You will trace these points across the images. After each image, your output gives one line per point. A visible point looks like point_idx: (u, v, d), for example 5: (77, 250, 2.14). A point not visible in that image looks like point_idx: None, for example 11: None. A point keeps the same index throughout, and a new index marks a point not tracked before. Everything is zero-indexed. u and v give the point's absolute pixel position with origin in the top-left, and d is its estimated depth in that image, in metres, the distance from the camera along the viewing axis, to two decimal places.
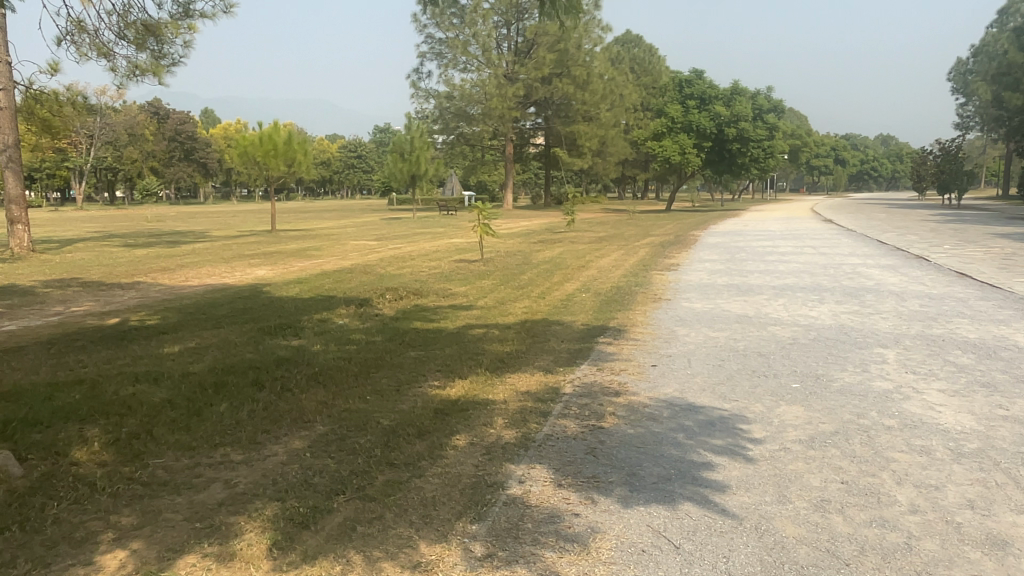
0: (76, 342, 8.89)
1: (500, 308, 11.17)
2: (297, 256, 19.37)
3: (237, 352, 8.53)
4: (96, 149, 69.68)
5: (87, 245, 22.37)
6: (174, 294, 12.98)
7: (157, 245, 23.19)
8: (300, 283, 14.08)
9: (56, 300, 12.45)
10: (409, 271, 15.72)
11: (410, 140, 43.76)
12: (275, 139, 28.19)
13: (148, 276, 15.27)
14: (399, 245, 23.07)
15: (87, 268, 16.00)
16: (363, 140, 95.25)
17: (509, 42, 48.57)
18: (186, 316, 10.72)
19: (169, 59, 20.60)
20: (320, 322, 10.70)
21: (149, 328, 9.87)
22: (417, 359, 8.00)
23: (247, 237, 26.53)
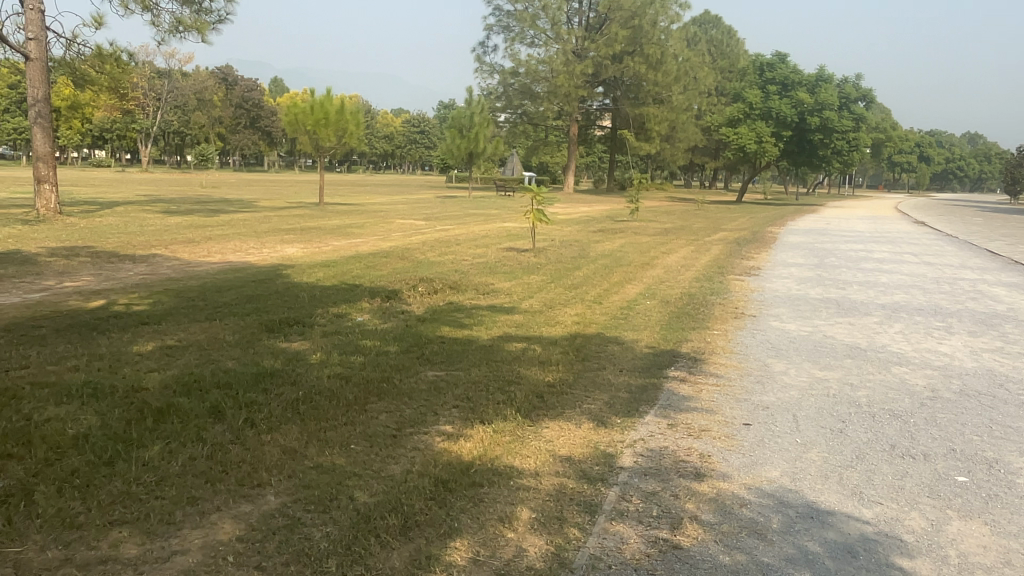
0: (36, 329, 7.35)
1: (548, 314, 9.32)
2: (335, 234, 17.81)
3: (217, 358, 6.87)
4: (162, 112, 69.99)
5: (124, 209, 21.26)
6: (185, 272, 11.48)
7: (197, 212, 21.97)
8: (326, 267, 12.44)
9: (56, 269, 11.10)
10: (450, 259, 13.96)
11: (469, 115, 42.05)
12: (327, 108, 26.79)
13: (166, 249, 13.80)
14: (447, 227, 21.36)
15: (107, 236, 14.66)
16: (426, 115, 93.90)
17: (580, 17, 46.23)
18: (182, 302, 9.15)
19: (214, 15, 19.41)
20: (335, 319, 9.05)
21: (131, 316, 8.30)
22: (434, 383, 6.25)
23: (291, 208, 25.17)
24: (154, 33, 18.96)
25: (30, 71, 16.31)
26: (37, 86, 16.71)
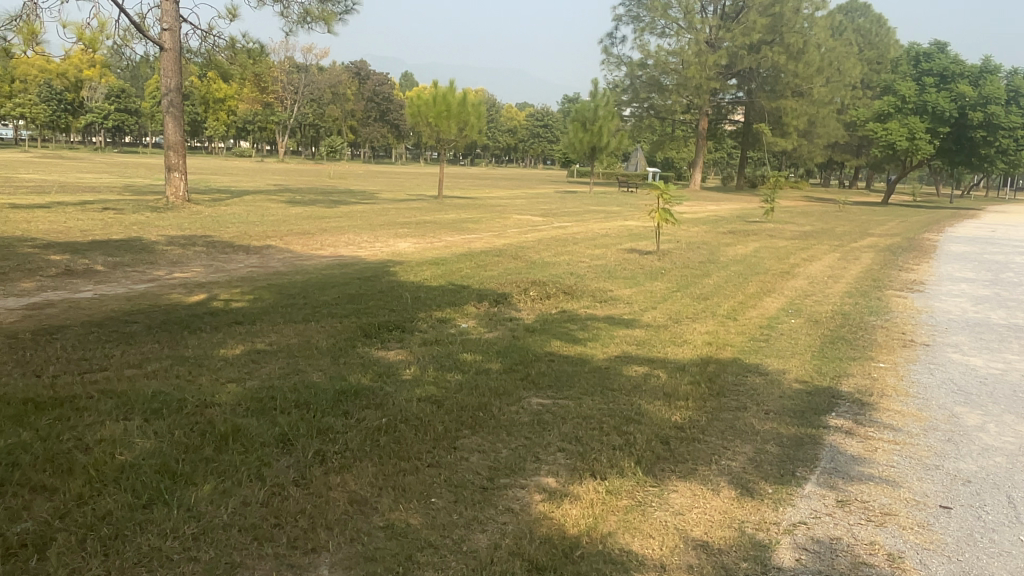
0: (128, 327, 6.95)
1: (675, 331, 8.14)
2: (450, 229, 17.22)
3: (303, 369, 6.18)
4: (299, 105, 73.16)
5: (251, 199, 21.67)
6: (294, 265, 11.11)
7: (319, 203, 22.09)
8: (435, 264, 11.75)
9: (170, 258, 10.97)
10: (566, 260, 12.96)
11: (593, 108, 40.81)
12: (449, 99, 26.42)
13: (281, 240, 13.59)
14: (566, 224, 20.34)
15: (226, 226, 14.68)
16: (550, 109, 93.18)
17: (715, 6, 43.89)
18: (282, 299, 8.64)
19: (341, 6, 19.39)
20: (437, 325, 8.26)
21: (228, 313, 7.81)
22: (540, 415, 5.28)
23: (410, 201, 24.97)
24: (284, 24, 19.17)
25: (164, 61, 16.89)
26: (170, 76, 17.28)
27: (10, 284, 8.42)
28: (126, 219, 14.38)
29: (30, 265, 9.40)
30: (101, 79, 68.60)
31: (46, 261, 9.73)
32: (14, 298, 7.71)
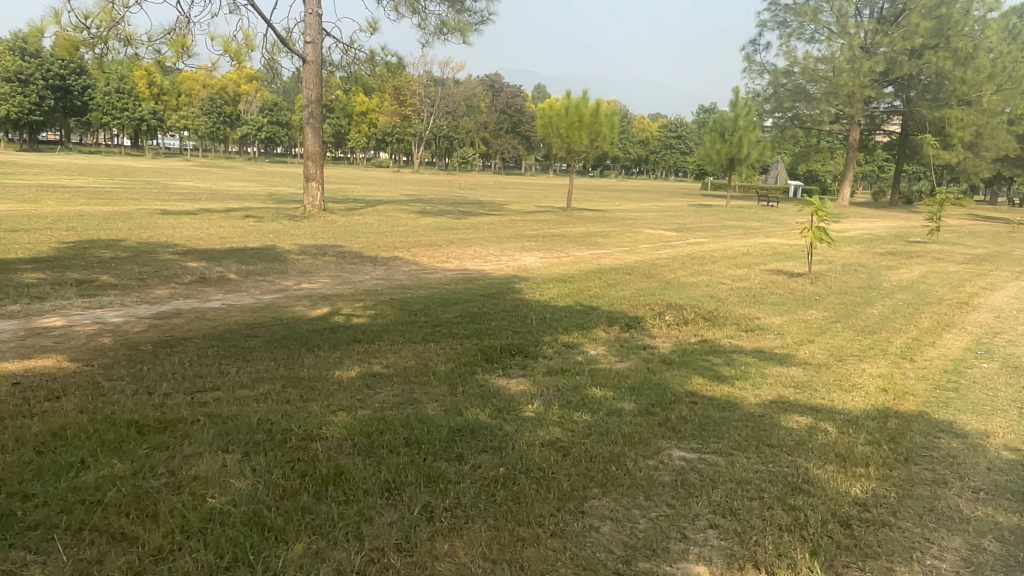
0: (248, 341, 6.70)
1: (839, 372, 7.00)
2: (579, 243, 16.50)
3: (420, 396, 5.64)
4: (436, 117, 74.92)
5: (383, 208, 21.95)
6: (419, 278, 10.78)
7: (448, 213, 22.03)
8: (563, 281, 11.06)
9: (299, 266, 10.94)
10: (705, 281, 11.90)
11: (733, 118, 39.00)
12: (582, 109, 25.78)
13: (408, 252, 13.39)
14: (702, 240, 19.09)
15: (357, 235, 14.70)
16: (684, 119, 90.55)
17: (871, 9, 40.88)
18: (404, 315, 8.22)
19: (477, 16, 19.26)
20: (564, 352, 7.53)
21: (347, 329, 7.43)
22: (684, 475, 4.45)
23: (538, 213, 24.49)
24: (422, 36, 19.26)
25: (306, 73, 17.36)
26: (312, 88, 17.72)
27: (145, 291, 8.53)
28: (264, 227, 14.72)
29: (167, 272, 9.56)
30: (257, 93, 73.47)
31: (183, 268, 9.89)
32: (147, 307, 7.75)
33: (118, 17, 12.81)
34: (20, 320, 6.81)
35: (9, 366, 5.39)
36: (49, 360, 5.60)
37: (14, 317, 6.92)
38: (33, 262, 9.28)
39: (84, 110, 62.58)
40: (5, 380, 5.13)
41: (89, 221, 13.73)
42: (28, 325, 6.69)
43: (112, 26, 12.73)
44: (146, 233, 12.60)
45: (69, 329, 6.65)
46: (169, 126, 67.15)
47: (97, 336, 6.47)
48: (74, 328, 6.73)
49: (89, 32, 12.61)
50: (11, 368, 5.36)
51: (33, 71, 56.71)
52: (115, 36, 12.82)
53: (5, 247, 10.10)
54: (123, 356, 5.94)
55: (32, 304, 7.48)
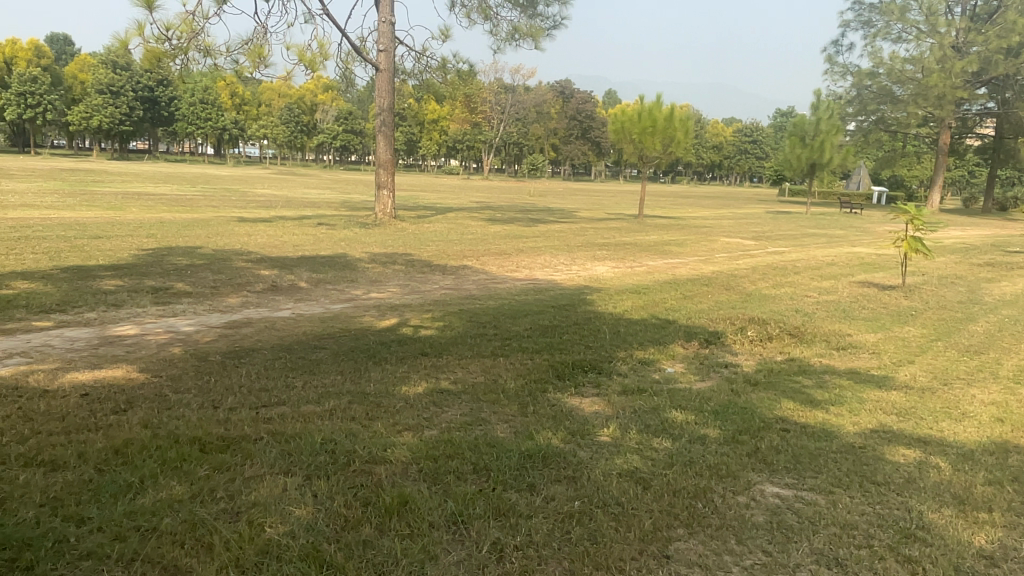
0: (314, 353, 6.54)
1: (946, 398, 6.35)
2: (652, 252, 15.95)
3: (489, 415, 5.34)
4: (505, 124, 75.09)
5: (453, 216, 21.89)
6: (488, 287, 10.53)
7: (518, 221, 21.79)
8: (637, 293, 10.60)
9: (369, 275, 10.85)
10: (789, 294, 11.24)
11: (815, 122, 37.68)
12: (655, 114, 25.19)
13: (478, 260, 13.18)
14: (783, 250, 18.23)
15: (426, 243, 14.58)
16: (761, 123, 87.94)
17: (964, 6, 38.69)
18: (472, 327, 7.95)
19: (549, 21, 19.01)
20: (639, 369, 7.11)
21: (415, 341, 7.21)
22: (780, 515, 4.01)
23: (610, 220, 24.00)
24: (493, 43, 19.13)
25: (378, 81, 17.46)
26: (384, 96, 17.80)
27: (218, 299, 8.57)
28: (336, 235, 14.79)
29: (239, 280, 9.61)
30: (333, 102, 75.37)
31: (256, 276, 9.93)
32: (218, 315, 7.75)
33: (198, 28, 13.13)
34: (94, 328, 6.87)
35: (81, 377, 5.38)
36: (118, 371, 5.57)
37: (90, 325, 7.00)
38: (113, 269, 9.49)
39: (171, 120, 65.91)
40: (75, 391, 5.11)
41: (170, 228, 14.09)
42: (102, 333, 6.75)
43: (192, 37, 13.04)
44: (222, 240, 12.81)
45: (141, 338, 6.67)
46: (249, 134, 69.75)
47: (167, 345, 6.44)
48: (147, 337, 6.74)
49: (171, 43, 12.95)
50: (82, 379, 5.35)
51: (125, 83, 60.46)
52: (194, 47, 13.14)
53: (89, 253, 10.39)
54: (191, 367, 5.87)
55: (108, 311, 7.57)
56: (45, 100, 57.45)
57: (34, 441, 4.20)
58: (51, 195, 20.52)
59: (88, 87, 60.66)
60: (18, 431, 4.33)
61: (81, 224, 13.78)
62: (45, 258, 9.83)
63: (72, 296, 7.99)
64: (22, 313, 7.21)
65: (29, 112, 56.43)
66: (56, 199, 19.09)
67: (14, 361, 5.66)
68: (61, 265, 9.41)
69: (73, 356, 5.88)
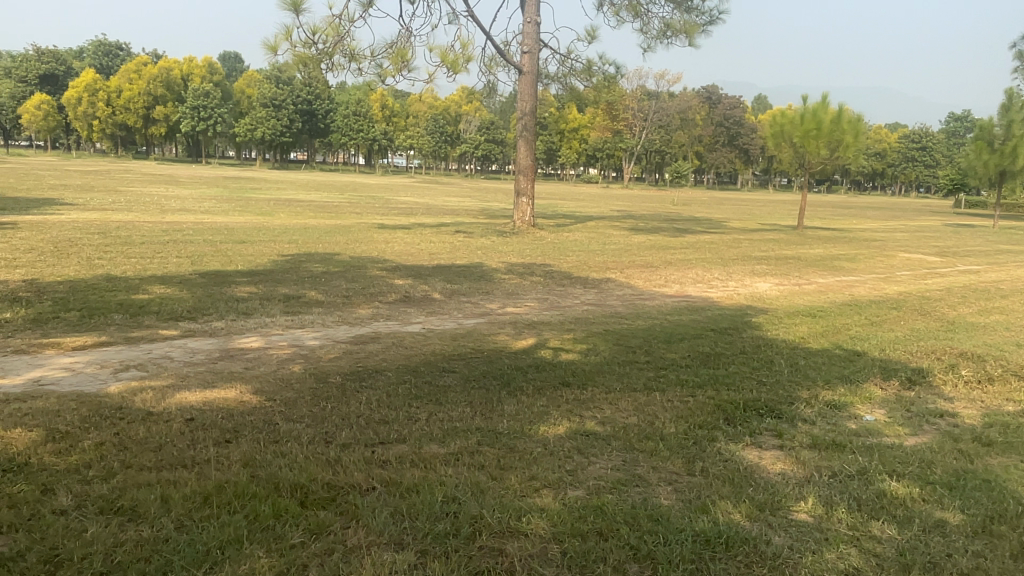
0: (442, 377, 5.71)
1: None
2: (820, 268, 14.13)
3: (649, 471, 4.26)
4: (648, 131, 70.72)
5: (595, 225, 20.83)
6: (637, 304, 9.42)
7: (664, 230, 20.41)
8: (811, 317, 9.11)
9: (506, 286, 10.05)
10: (1003, 324, 9.31)
11: (1006, 124, 33.30)
12: (820, 116, 22.97)
13: (623, 272, 12.06)
14: (978, 268, 15.69)
15: (567, 253, 13.63)
16: (931, 128, 80.18)
17: None
18: (621, 352, 6.86)
19: (705, 16, 17.61)
20: (829, 417, 5.78)
21: (556, 367, 6.21)
22: None
23: (765, 232, 22.01)
24: (643, 41, 17.97)
25: (521, 85, 16.80)
26: (527, 99, 17.12)
27: (348, 310, 8.04)
28: (473, 243, 14.19)
29: (371, 290, 9.08)
30: (476, 112, 76.36)
31: (389, 286, 9.36)
32: (346, 328, 7.18)
33: (344, 32, 12.96)
34: (217, 340, 6.43)
35: (190, 398, 4.84)
36: (230, 391, 4.98)
37: (215, 335, 6.58)
38: (249, 275, 9.26)
39: (326, 131, 69.66)
40: (180, 414, 4.55)
41: (312, 234, 14.05)
42: (224, 345, 6.29)
43: (338, 41, 12.89)
44: (359, 247, 12.50)
45: (262, 352, 6.12)
46: (396, 145, 72.01)
47: (286, 362, 5.83)
48: (268, 350, 6.19)
49: (317, 47, 12.86)
50: (190, 400, 4.80)
51: (286, 97, 64.84)
52: (340, 51, 12.98)
53: (229, 258, 10.30)
54: (307, 389, 5.19)
55: (235, 320, 7.18)
56: (217, 113, 61.81)
57: (121, 480, 3.63)
58: (210, 200, 21.51)
59: (255, 100, 66.23)
60: (107, 466, 3.80)
61: (230, 229, 14.03)
62: (188, 262, 9.80)
63: (204, 303, 7.72)
64: (151, 320, 6.95)
65: (202, 124, 61.47)
66: (213, 204, 19.93)
67: (129, 376, 5.23)
68: (200, 270, 9.30)
69: (188, 372, 5.38)
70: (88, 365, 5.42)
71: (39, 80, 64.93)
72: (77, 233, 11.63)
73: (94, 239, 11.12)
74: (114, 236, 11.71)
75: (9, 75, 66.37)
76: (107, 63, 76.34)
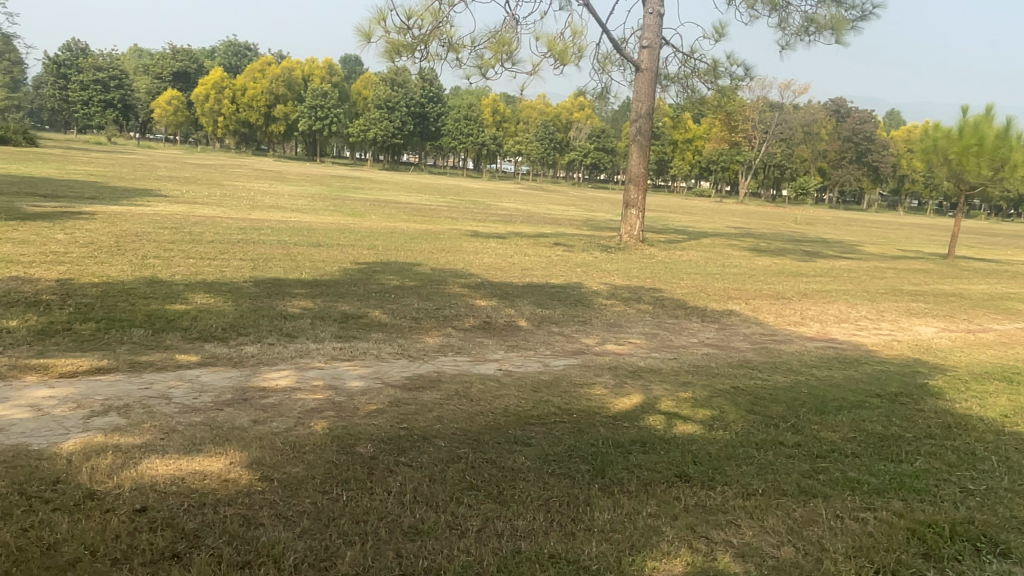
0: (511, 452, 4.13)
1: None
2: (993, 310, 11.63)
3: None
4: (768, 144, 66.25)
5: (711, 243, 18.76)
6: (771, 348, 7.55)
7: (790, 253, 18.10)
8: (1007, 382, 6.95)
9: (608, 315, 8.39)
10: None
11: None
12: (982, 129, 20.00)
13: (748, 303, 10.14)
14: None
15: (680, 275, 11.79)
16: None
17: None
18: (759, 426, 5.04)
19: (857, 10, 15.28)
20: None
21: (671, 446, 4.50)
22: None
23: (910, 260, 19.21)
24: (781, 38, 15.79)
25: (638, 83, 15.05)
26: (642, 100, 15.34)
27: (414, 338, 6.62)
28: (572, 258, 12.60)
29: (446, 312, 7.64)
30: (587, 120, 74.61)
31: (468, 308, 7.89)
32: (404, 365, 5.73)
33: (443, 17, 11.70)
34: (238, 374, 5.11)
35: (157, 471, 3.47)
36: (216, 464, 3.60)
37: (241, 366, 5.27)
38: (312, 286, 8.05)
39: (437, 135, 69.89)
40: (132, 499, 3.20)
41: (397, 239, 12.88)
42: (246, 381, 4.96)
43: (435, 27, 11.63)
44: (445, 257, 11.16)
45: (286, 396, 4.73)
46: (504, 150, 71.19)
47: (310, 416, 4.41)
48: (295, 394, 4.79)
49: (412, 34, 11.65)
50: (154, 475, 3.43)
51: (400, 99, 65.37)
52: (437, 39, 11.73)
53: (296, 264, 9.17)
54: (320, 464, 3.74)
55: (275, 345, 5.89)
56: (333, 113, 62.70)
57: None
58: (306, 198, 20.93)
59: (370, 102, 67.03)
60: None
61: (311, 229, 13.06)
62: (249, 266, 8.71)
63: (246, 320, 6.50)
64: (173, 340, 5.74)
65: (319, 124, 62.65)
66: (308, 203, 19.31)
67: (99, 425, 3.93)
68: (258, 277, 8.16)
69: (176, 426, 4.04)
70: (60, 403, 4.17)
71: (173, 77, 68.47)
72: (149, 227, 10.89)
73: (163, 235, 10.30)
74: (185, 232, 10.88)
75: (146, 72, 70.31)
76: (235, 64, 79.80)
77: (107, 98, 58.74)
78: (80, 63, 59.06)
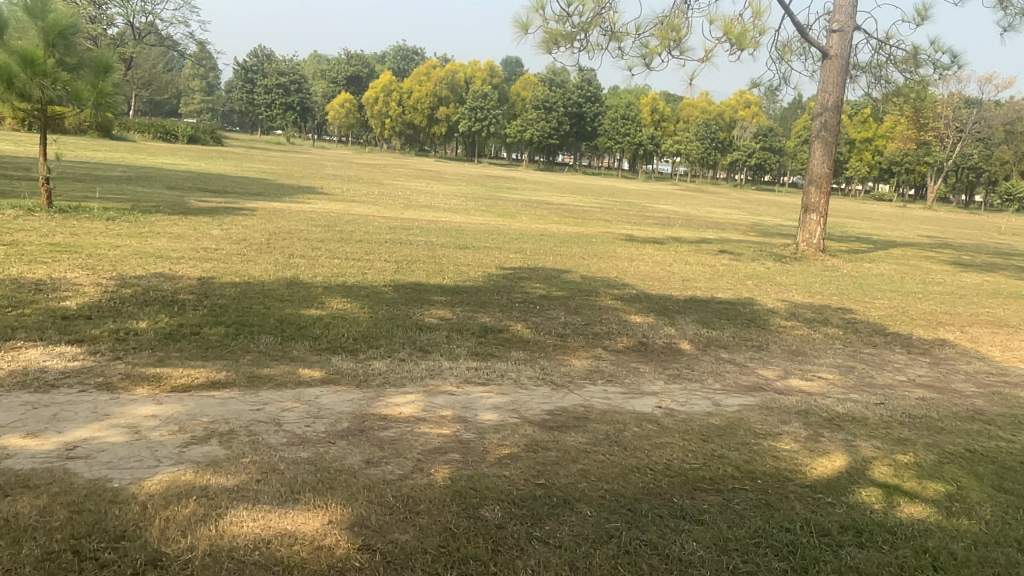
0: (676, 533, 3.15)
1: None
2: None
3: None
4: (964, 144, 58.88)
5: (903, 254, 16.44)
6: (1006, 395, 5.97)
7: (1004, 269, 15.41)
8: None
9: (789, 339, 7.11)
10: None
11: None
12: None
13: (962, 331, 8.38)
14: None
15: (873, 293, 10.11)
16: None
17: None
18: (1019, 515, 3.71)
19: None
20: None
21: (898, 540, 3.32)
22: None
23: None
24: (1003, 16, 13.38)
25: (826, 71, 13.31)
26: (829, 91, 13.56)
27: (560, 359, 5.76)
28: (740, 268, 11.25)
29: (598, 329, 6.72)
30: (753, 118, 70.55)
31: (623, 325, 6.93)
32: (547, 394, 4.88)
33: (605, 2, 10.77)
34: (359, 397, 4.47)
35: (242, 529, 2.84)
36: (309, 525, 2.91)
37: (364, 387, 4.65)
38: (453, 292, 7.43)
39: (593, 135, 68.86)
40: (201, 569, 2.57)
41: (549, 242, 12.12)
42: (366, 407, 4.32)
43: (597, 14, 10.73)
44: (598, 264, 10.25)
45: (407, 430, 4.02)
46: (663, 150, 68.72)
47: (431, 460, 3.65)
48: (418, 428, 4.07)
49: (572, 22, 10.80)
50: (237, 535, 2.79)
51: (557, 99, 65.08)
52: (599, 26, 10.81)
53: (440, 268, 8.63)
54: (435, 533, 2.96)
55: (405, 362, 5.26)
56: (491, 115, 63.34)
57: None
58: (460, 198, 20.83)
59: (528, 103, 67.14)
60: None
61: (461, 230, 12.62)
62: (391, 269, 8.26)
63: (380, 330, 5.94)
64: (300, 350, 5.26)
65: (478, 125, 63.55)
66: (461, 202, 19.10)
67: (194, 457, 3.39)
68: (399, 281, 7.67)
69: (279, 464, 3.42)
70: (162, 426, 3.70)
71: (347, 80, 72.48)
72: (302, 225, 10.86)
73: (314, 233, 10.18)
74: (336, 230, 10.74)
75: (324, 77, 74.89)
76: (403, 68, 83.20)
77: (287, 101, 63.02)
78: (266, 68, 63.82)
